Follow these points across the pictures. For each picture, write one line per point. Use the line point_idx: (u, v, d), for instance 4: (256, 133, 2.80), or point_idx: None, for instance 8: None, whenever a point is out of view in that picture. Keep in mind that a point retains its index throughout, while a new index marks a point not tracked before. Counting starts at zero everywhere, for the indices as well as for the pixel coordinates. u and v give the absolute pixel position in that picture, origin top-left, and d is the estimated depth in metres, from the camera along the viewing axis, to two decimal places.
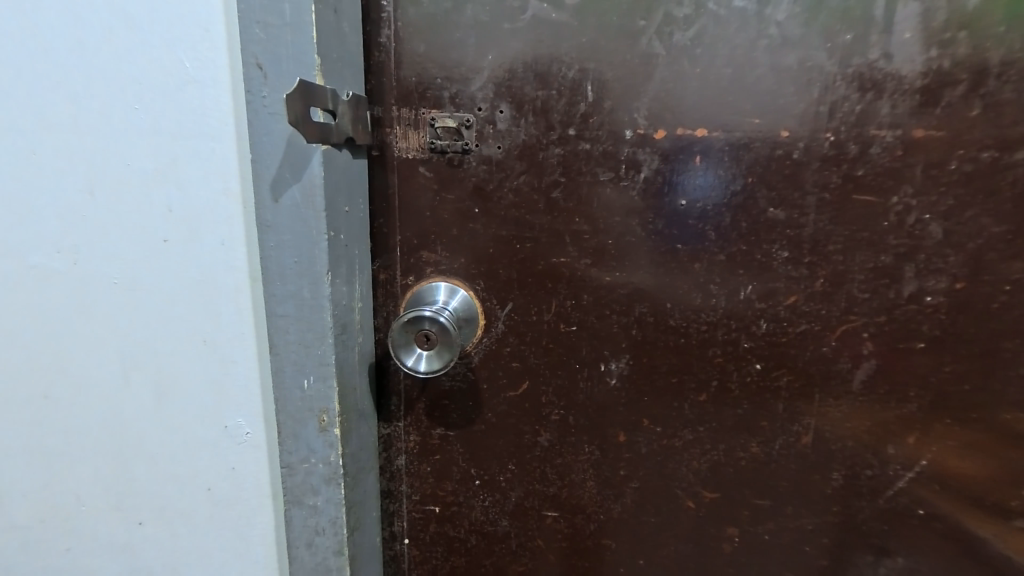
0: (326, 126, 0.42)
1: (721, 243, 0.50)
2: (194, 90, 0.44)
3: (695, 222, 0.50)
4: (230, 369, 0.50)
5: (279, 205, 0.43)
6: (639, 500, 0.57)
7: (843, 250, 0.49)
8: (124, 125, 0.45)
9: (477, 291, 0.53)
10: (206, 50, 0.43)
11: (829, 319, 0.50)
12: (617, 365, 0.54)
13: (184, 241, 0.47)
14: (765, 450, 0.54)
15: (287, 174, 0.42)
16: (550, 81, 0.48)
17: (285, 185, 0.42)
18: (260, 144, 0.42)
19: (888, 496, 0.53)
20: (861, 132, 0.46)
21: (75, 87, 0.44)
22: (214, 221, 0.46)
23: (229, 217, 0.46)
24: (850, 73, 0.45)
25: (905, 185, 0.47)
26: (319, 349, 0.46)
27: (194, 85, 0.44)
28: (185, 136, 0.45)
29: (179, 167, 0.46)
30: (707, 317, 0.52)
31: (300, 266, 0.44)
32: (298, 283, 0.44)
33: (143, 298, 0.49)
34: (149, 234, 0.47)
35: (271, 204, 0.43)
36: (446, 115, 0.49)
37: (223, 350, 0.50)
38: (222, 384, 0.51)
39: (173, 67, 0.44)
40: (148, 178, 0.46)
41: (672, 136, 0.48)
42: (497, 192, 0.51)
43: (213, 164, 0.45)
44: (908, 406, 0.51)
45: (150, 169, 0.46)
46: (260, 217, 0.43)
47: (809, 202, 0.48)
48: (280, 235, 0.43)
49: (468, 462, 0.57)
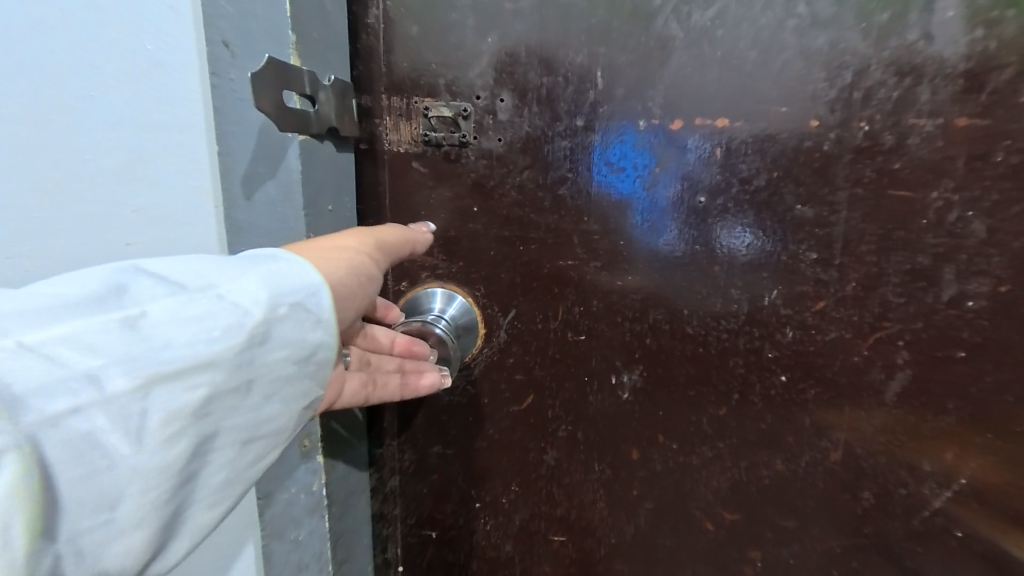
0: (304, 113, 0.37)
1: (736, 247, 0.46)
2: (157, 74, 0.39)
3: (707, 223, 0.46)
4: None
5: (252, 203, 0.38)
6: (654, 521, 0.53)
7: (877, 251, 0.45)
8: (83, 116, 0.38)
9: (476, 297, 0.49)
10: (170, 29, 0.38)
11: (861, 325, 0.46)
12: (630, 377, 0.50)
13: (151, 245, 0.42)
14: (790, 467, 0.50)
15: (262, 169, 0.37)
16: (556, 67, 0.44)
17: (259, 181, 0.37)
18: (232, 135, 0.37)
19: (923, 517, 0.49)
20: (897, 121, 0.42)
21: (18, 70, 0.36)
22: (184, 220, 0.42)
23: (200, 214, 0.42)
24: (886, 57, 0.41)
25: (945, 178, 0.43)
26: None
27: (157, 69, 0.39)
28: (150, 127, 0.40)
29: (145, 162, 0.40)
30: (728, 325, 0.48)
31: None
32: None
33: None
34: (112, 239, 0.41)
35: (243, 202, 0.38)
36: (442, 104, 0.45)
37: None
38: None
39: (136, 50, 0.38)
40: (115, 175, 0.40)
41: (690, 126, 0.44)
42: (499, 189, 0.47)
43: (179, 157, 0.41)
44: (944, 419, 0.47)
45: (116, 166, 0.40)
46: (230, 215, 0.39)
47: (840, 198, 0.44)
48: (254, 238, 0.39)
49: (469, 483, 0.53)
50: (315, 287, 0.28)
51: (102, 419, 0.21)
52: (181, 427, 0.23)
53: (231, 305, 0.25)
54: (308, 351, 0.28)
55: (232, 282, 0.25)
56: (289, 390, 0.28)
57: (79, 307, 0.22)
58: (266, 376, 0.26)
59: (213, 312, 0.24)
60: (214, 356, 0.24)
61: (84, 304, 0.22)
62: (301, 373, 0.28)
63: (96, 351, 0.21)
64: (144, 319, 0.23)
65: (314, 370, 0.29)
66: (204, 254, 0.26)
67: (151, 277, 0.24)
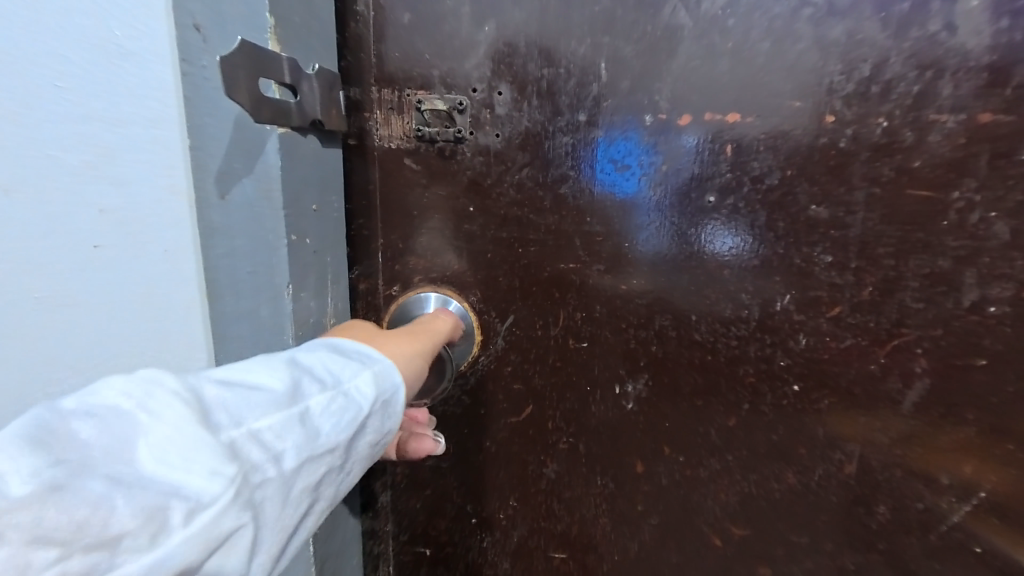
0: (282, 102, 0.35)
1: (709, 248, 0.44)
2: (125, 64, 0.32)
3: (685, 220, 0.44)
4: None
5: (227, 202, 0.34)
6: (659, 537, 0.50)
7: (894, 254, 0.42)
8: (38, 110, 0.32)
9: (473, 303, 0.47)
10: (139, 12, 0.31)
11: (877, 332, 0.44)
12: (634, 387, 0.47)
13: (120, 259, 0.35)
14: (802, 481, 0.47)
15: (237, 166, 0.34)
16: (557, 58, 0.42)
17: (234, 179, 0.34)
18: (203, 127, 0.33)
19: (941, 532, 0.47)
20: (917, 117, 0.40)
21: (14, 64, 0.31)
22: (155, 232, 0.35)
23: (173, 227, 0.35)
24: (906, 48, 0.39)
25: (967, 178, 0.40)
26: None
27: (126, 58, 0.32)
28: (117, 125, 0.33)
29: (110, 161, 0.33)
30: (737, 332, 0.45)
31: (256, 275, 0.37)
32: (254, 298, 0.37)
33: (74, 326, 0.36)
34: (75, 242, 0.35)
35: (217, 202, 0.34)
36: (435, 97, 0.42)
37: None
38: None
39: (102, 32, 0.31)
40: (76, 177, 0.34)
41: (699, 121, 0.42)
42: (496, 187, 0.44)
43: (149, 161, 0.33)
44: (963, 431, 0.44)
45: (77, 166, 0.33)
46: (203, 220, 0.34)
47: (857, 198, 0.42)
48: (230, 240, 0.35)
49: (465, 497, 0.51)
50: (400, 383, 0.28)
51: (281, 500, 0.21)
52: (313, 503, 0.23)
53: (365, 403, 0.25)
54: (389, 440, 0.28)
55: (363, 379, 0.25)
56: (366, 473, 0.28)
57: (258, 394, 0.22)
58: (361, 460, 0.26)
59: (355, 403, 0.24)
60: (348, 443, 0.24)
61: (270, 397, 0.22)
62: (378, 457, 0.28)
63: (281, 436, 0.22)
64: (314, 408, 0.23)
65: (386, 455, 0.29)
66: (333, 353, 0.26)
67: (303, 372, 0.24)
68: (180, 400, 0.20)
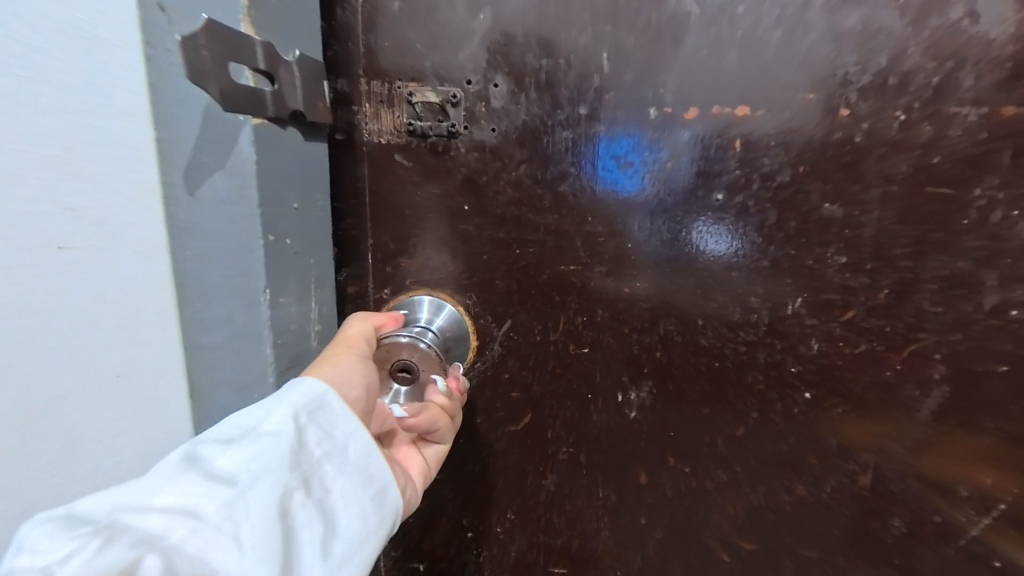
0: (258, 93, 0.32)
1: (695, 249, 0.42)
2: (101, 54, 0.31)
3: (678, 219, 0.42)
4: (168, 424, 0.37)
5: (195, 199, 0.33)
6: (663, 551, 0.48)
7: (911, 255, 0.40)
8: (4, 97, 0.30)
9: (468, 306, 0.45)
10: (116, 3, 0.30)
11: (893, 337, 0.42)
12: (637, 395, 0.45)
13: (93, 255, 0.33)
14: (813, 493, 0.45)
15: (207, 159, 0.32)
16: (556, 49, 0.39)
17: (204, 174, 0.33)
18: (171, 118, 0.32)
19: (958, 547, 0.44)
20: (937, 110, 0.38)
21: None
22: (129, 227, 0.34)
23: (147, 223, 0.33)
24: (925, 37, 0.37)
25: (988, 174, 0.38)
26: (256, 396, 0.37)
27: (100, 47, 0.31)
28: (91, 117, 0.32)
29: (77, 153, 0.32)
30: (745, 337, 0.43)
31: (230, 279, 0.35)
32: (227, 304, 0.35)
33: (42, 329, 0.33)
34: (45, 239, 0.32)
35: (186, 198, 0.33)
36: (428, 89, 0.40)
37: (154, 396, 0.37)
38: (150, 439, 0.38)
39: (67, 21, 0.30)
40: (34, 172, 0.31)
41: (705, 116, 0.40)
42: (492, 185, 0.42)
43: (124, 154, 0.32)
44: (983, 440, 0.42)
45: (31, 157, 0.31)
46: (172, 215, 0.33)
47: (872, 196, 0.40)
48: (202, 240, 0.34)
49: (460, 510, 0.49)
50: (325, 392, 0.30)
51: (210, 541, 0.24)
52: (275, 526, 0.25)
53: (272, 431, 0.28)
54: (357, 452, 0.31)
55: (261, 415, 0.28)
56: (356, 489, 0.30)
57: (157, 474, 0.25)
58: (327, 479, 0.29)
59: (262, 441, 0.27)
60: (278, 470, 0.27)
61: (161, 474, 0.25)
62: (356, 471, 0.30)
63: (180, 499, 0.24)
64: (213, 465, 0.26)
65: (370, 464, 0.31)
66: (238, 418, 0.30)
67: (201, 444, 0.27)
68: (64, 518, 0.23)
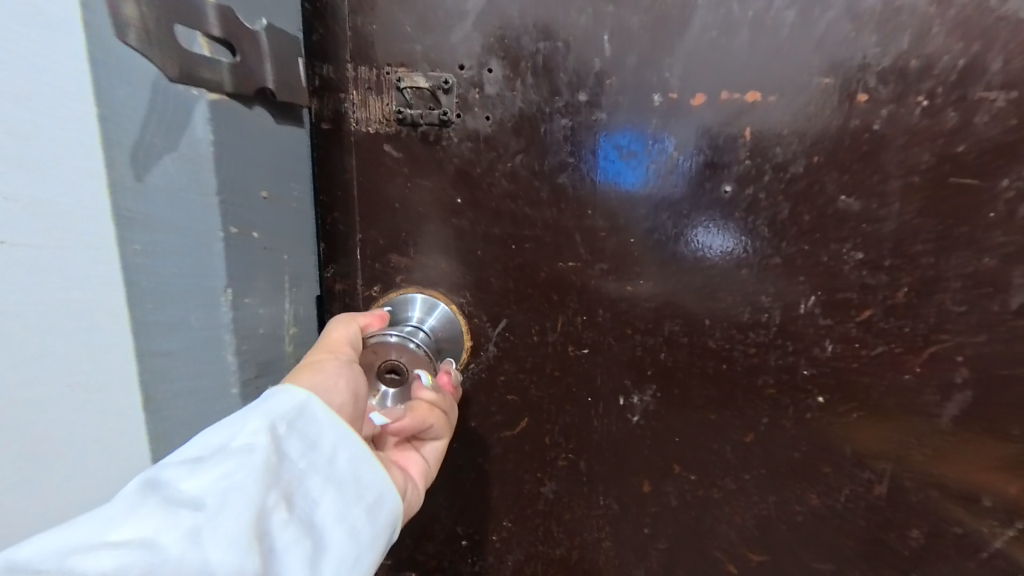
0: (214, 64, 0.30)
1: (700, 246, 0.40)
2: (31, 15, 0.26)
3: (682, 214, 0.39)
4: (113, 449, 0.34)
5: (144, 184, 0.30)
6: (667, 562, 0.46)
7: (934, 251, 0.38)
8: None
9: (461, 305, 0.42)
10: None
11: (913, 339, 0.39)
12: (640, 399, 0.43)
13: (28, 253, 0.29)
14: (827, 503, 0.43)
15: (157, 141, 0.29)
16: (555, 31, 0.37)
17: (153, 156, 0.30)
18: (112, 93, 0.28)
19: (981, 560, 0.42)
20: (963, 95, 0.35)
21: None
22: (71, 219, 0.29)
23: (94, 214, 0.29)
24: (951, 16, 0.34)
25: (1017, 164, 0.36)
26: (219, 404, 0.35)
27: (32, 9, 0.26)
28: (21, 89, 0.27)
29: None
30: (755, 338, 0.41)
31: (184, 276, 0.32)
32: (182, 303, 0.32)
33: None
34: None
35: (132, 184, 0.30)
36: (418, 74, 0.38)
37: (94, 419, 0.33)
38: (94, 461, 0.34)
39: None
40: None
41: (714, 102, 0.37)
42: (487, 177, 0.40)
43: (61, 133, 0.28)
44: (1008, 448, 0.40)
45: None
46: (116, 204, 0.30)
47: (892, 188, 0.37)
48: (150, 232, 0.31)
49: (454, 519, 0.46)
50: (304, 400, 0.28)
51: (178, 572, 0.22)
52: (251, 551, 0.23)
53: (244, 445, 0.25)
54: (344, 462, 0.28)
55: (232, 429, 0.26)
56: (345, 503, 0.28)
57: (118, 503, 0.23)
58: (309, 493, 0.27)
59: (232, 459, 0.25)
60: (251, 489, 0.24)
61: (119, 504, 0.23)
62: (342, 481, 0.28)
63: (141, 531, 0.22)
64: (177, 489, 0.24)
65: (357, 472, 0.29)
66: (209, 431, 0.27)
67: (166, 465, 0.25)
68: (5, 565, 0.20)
